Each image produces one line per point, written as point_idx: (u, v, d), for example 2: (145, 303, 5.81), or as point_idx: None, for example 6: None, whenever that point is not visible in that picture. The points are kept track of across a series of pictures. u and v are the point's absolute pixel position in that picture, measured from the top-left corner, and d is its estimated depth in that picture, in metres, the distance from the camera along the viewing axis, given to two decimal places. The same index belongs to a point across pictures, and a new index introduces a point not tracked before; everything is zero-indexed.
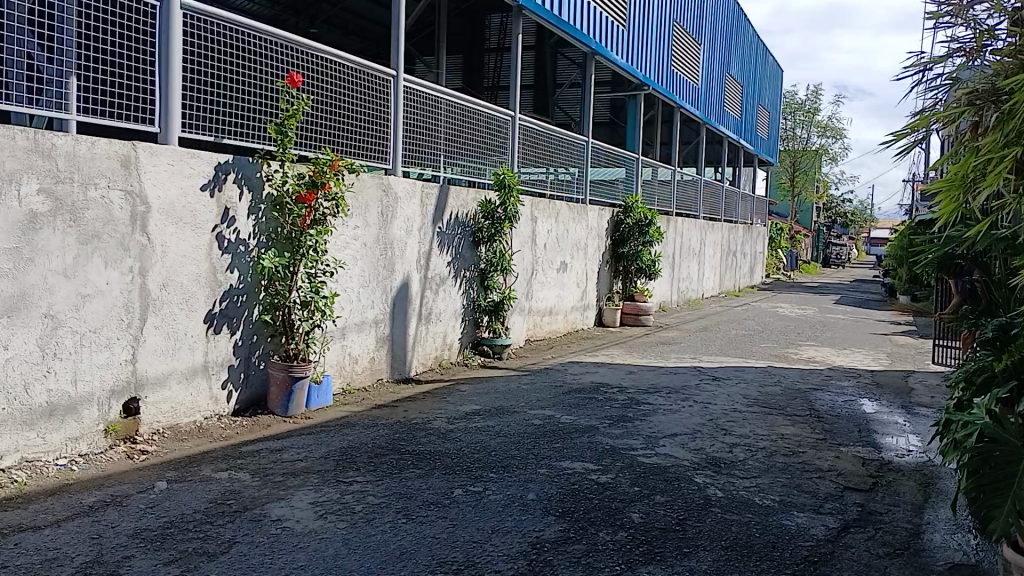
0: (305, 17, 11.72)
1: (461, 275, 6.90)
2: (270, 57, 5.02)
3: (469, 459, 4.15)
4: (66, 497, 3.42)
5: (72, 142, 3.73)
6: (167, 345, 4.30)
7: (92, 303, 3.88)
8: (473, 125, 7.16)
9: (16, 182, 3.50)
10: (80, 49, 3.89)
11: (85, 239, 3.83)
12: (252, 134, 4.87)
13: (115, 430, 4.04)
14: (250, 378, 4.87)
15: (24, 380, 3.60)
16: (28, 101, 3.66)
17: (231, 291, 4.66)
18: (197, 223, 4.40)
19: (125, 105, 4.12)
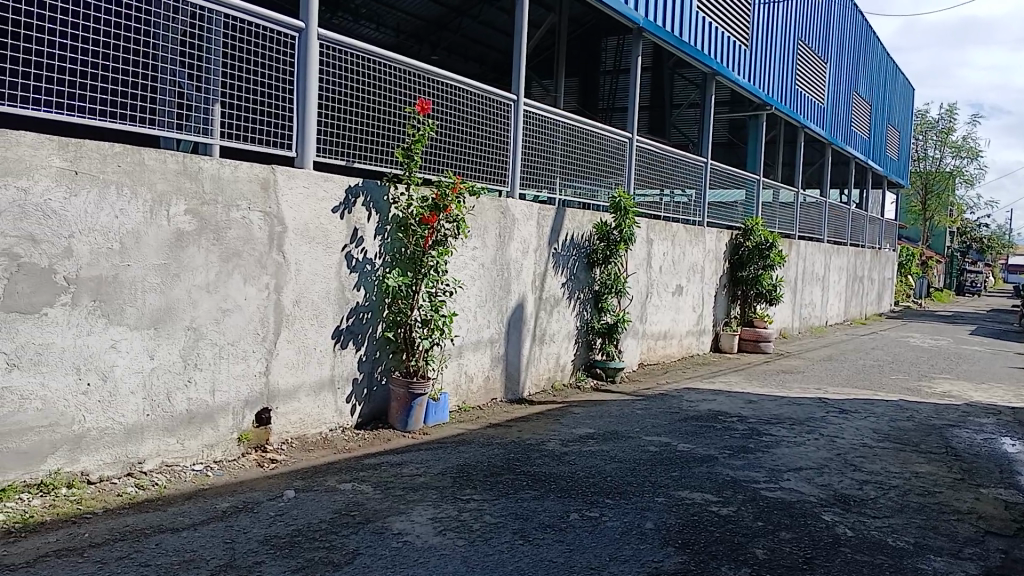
0: (428, 45, 12.16)
1: (576, 296, 6.90)
2: (399, 84, 5.21)
3: (585, 483, 4.11)
4: (202, 501, 3.62)
5: (218, 165, 3.99)
6: (297, 359, 4.49)
7: (232, 317, 4.12)
8: (591, 147, 7.17)
9: (166, 203, 3.78)
10: (224, 78, 4.17)
11: (227, 256, 4.07)
12: (380, 158, 5.06)
13: (248, 438, 4.26)
14: (372, 393, 5.01)
15: (167, 389, 3.86)
16: (175, 127, 3.97)
17: (357, 309, 4.83)
18: (329, 242, 4.60)
19: (265, 131, 4.38)
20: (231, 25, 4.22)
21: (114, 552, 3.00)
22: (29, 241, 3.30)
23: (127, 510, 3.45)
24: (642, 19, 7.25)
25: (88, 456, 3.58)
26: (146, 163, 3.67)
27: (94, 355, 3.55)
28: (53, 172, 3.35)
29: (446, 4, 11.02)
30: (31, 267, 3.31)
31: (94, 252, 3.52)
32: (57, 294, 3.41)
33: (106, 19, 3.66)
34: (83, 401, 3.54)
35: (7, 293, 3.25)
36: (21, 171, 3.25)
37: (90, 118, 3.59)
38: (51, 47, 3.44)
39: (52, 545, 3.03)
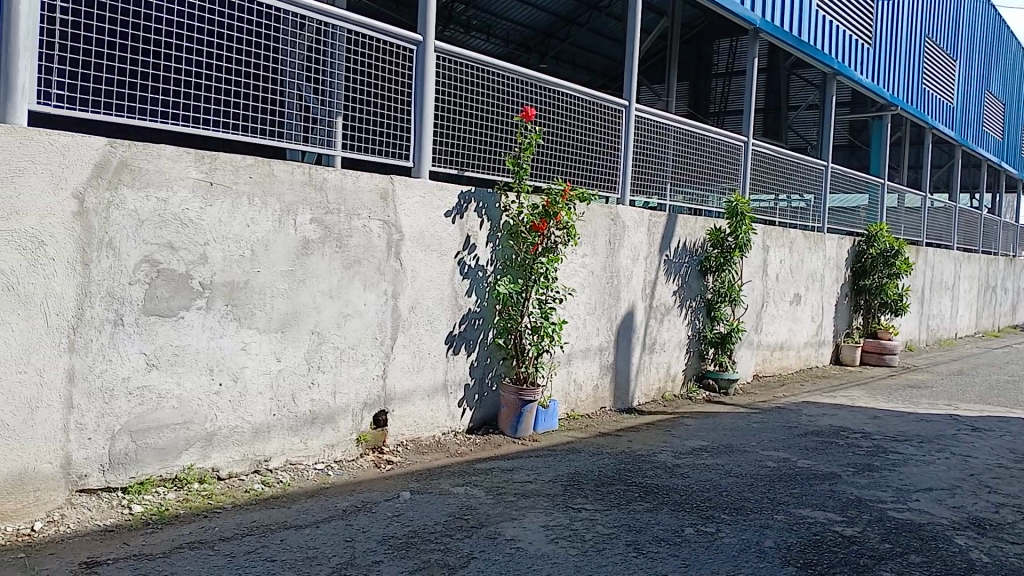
0: (536, 53, 12.29)
1: (688, 305, 6.77)
2: (511, 93, 5.27)
3: (699, 497, 4.01)
4: (323, 499, 3.75)
5: (340, 176, 4.16)
6: (413, 363, 4.60)
7: (352, 322, 4.26)
8: (703, 152, 7.03)
9: (293, 213, 3.96)
10: (346, 91, 4.33)
11: (348, 263, 4.22)
12: (492, 167, 5.13)
13: (366, 440, 4.39)
14: (483, 398, 5.07)
15: (292, 390, 4.03)
16: (300, 139, 4.15)
17: (469, 315, 4.90)
18: (443, 250, 4.69)
19: (383, 142, 4.52)
20: (352, 39, 4.39)
21: (242, 546, 3.15)
22: (168, 249, 3.54)
23: (253, 505, 3.62)
24: (758, 20, 7.04)
25: (219, 453, 3.79)
26: (274, 175, 3.87)
27: (226, 356, 3.77)
28: (190, 184, 3.58)
29: (553, 12, 11.12)
30: (169, 273, 3.55)
31: (228, 258, 3.73)
32: (192, 298, 3.64)
33: (238, 37, 3.87)
34: (215, 400, 3.75)
35: (148, 297, 3.50)
36: (161, 182, 3.49)
37: (222, 131, 3.82)
38: (188, 65, 3.68)
39: (185, 537, 3.22)
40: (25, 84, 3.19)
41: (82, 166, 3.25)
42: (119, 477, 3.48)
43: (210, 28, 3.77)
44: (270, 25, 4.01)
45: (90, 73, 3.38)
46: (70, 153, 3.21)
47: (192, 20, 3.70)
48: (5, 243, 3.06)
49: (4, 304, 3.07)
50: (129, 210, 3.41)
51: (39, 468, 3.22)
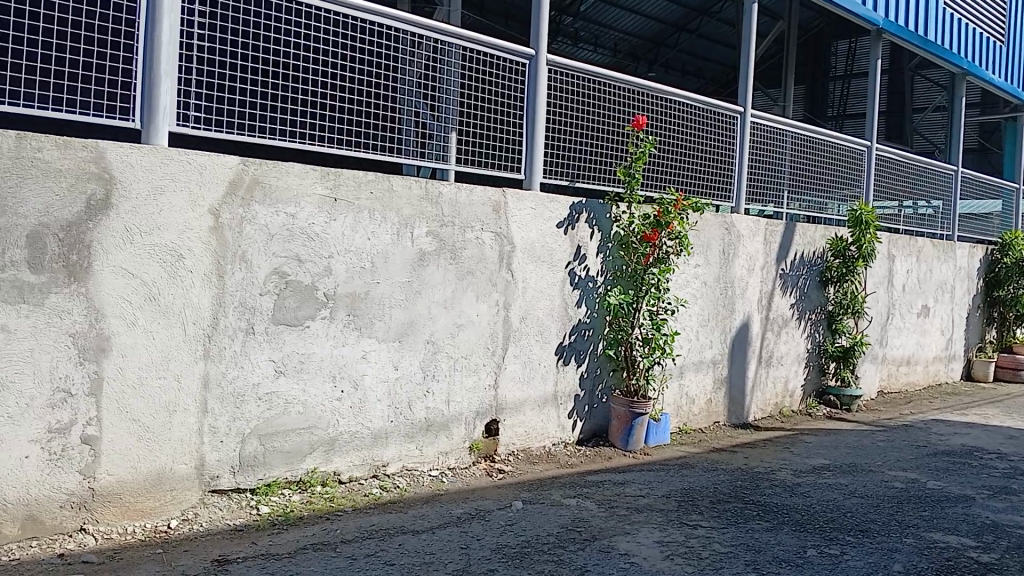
0: (645, 62, 12.26)
1: (807, 317, 6.51)
2: (624, 103, 5.26)
3: (821, 517, 3.85)
4: (438, 506, 3.83)
5: (455, 190, 4.26)
6: (524, 373, 4.63)
7: (466, 332, 4.34)
8: (822, 158, 6.78)
9: (411, 226, 4.10)
10: (459, 107, 4.45)
11: (462, 274, 4.31)
12: (605, 178, 5.12)
13: (478, 448, 4.45)
14: (593, 410, 5.05)
15: (409, 397, 4.14)
16: (415, 154, 4.30)
17: (579, 326, 4.90)
18: (554, 261, 4.72)
19: (495, 155, 4.61)
20: (465, 56, 4.52)
21: (362, 549, 3.25)
22: (296, 261, 3.74)
23: (372, 509, 3.74)
24: (881, 20, 6.75)
25: (340, 457, 3.93)
26: (393, 189, 4.01)
27: (348, 364, 3.92)
28: (316, 200, 3.78)
29: (662, 20, 11.13)
30: (296, 284, 3.74)
31: (350, 270, 3.90)
32: (317, 308, 3.81)
33: (358, 58, 4.06)
34: (337, 406, 3.90)
35: (277, 308, 3.70)
36: (289, 199, 3.70)
37: (343, 148, 3.99)
38: (313, 86, 3.88)
39: (308, 539, 3.35)
40: (166, 107, 3.45)
41: (217, 185, 3.49)
42: (248, 479, 3.66)
43: (334, 50, 3.97)
44: (388, 45, 4.19)
45: (224, 96, 3.62)
46: (207, 172, 3.46)
47: (317, 42, 3.90)
48: (148, 257, 3.32)
49: (147, 314, 3.33)
50: (261, 225, 3.63)
51: (175, 468, 3.45)
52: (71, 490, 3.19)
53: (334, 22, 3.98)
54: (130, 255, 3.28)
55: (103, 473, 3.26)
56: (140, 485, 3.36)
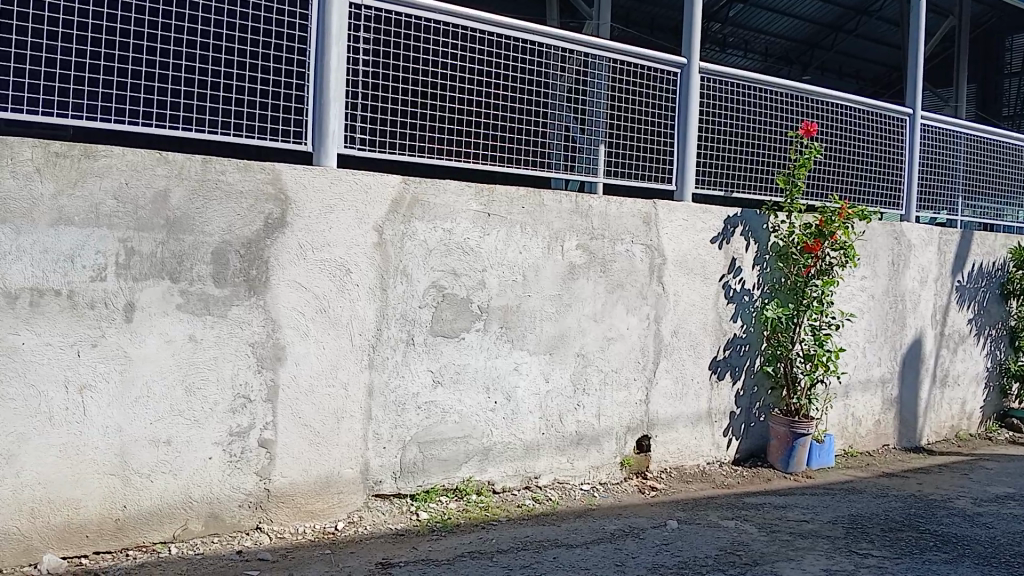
0: (799, 66, 11.81)
1: (986, 334, 5.99)
2: (784, 109, 5.07)
3: (1011, 552, 3.50)
4: (590, 520, 3.80)
5: (605, 203, 4.25)
6: (676, 389, 4.53)
7: (616, 345, 4.30)
8: (1001, 160, 6.26)
9: (561, 239, 4.12)
10: (608, 120, 4.46)
11: (612, 287, 4.29)
12: (762, 187, 4.96)
13: (630, 464, 4.39)
14: (750, 429, 4.86)
15: (560, 410, 4.15)
16: (564, 167, 4.35)
17: (735, 341, 4.74)
18: (707, 273, 4.60)
19: (643, 167, 4.58)
20: (616, 68, 4.51)
21: (518, 560, 3.28)
22: (452, 275, 3.85)
23: (526, 521, 3.77)
24: None
25: (494, 467, 3.99)
26: (544, 204, 4.05)
27: (501, 375, 3.98)
28: (471, 215, 3.88)
29: (817, 22, 10.68)
30: (453, 297, 3.85)
31: (503, 283, 3.97)
32: (472, 320, 3.91)
33: (509, 75, 4.17)
34: (491, 417, 3.97)
35: (435, 319, 3.82)
36: (447, 215, 3.82)
37: (494, 164, 4.11)
38: (467, 105, 4.02)
39: (466, 546, 3.41)
40: (335, 130, 3.67)
41: (380, 203, 3.66)
42: (408, 485, 3.79)
43: (486, 69, 4.10)
44: (538, 61, 4.28)
45: (386, 117, 3.81)
46: (371, 190, 3.64)
47: (470, 62, 4.05)
48: (318, 272, 3.53)
49: (317, 325, 3.53)
50: (419, 240, 3.77)
51: (342, 472, 3.62)
52: (249, 490, 3.42)
53: (487, 42, 4.12)
54: (302, 270, 3.50)
55: (277, 475, 3.47)
56: (310, 488, 3.55)
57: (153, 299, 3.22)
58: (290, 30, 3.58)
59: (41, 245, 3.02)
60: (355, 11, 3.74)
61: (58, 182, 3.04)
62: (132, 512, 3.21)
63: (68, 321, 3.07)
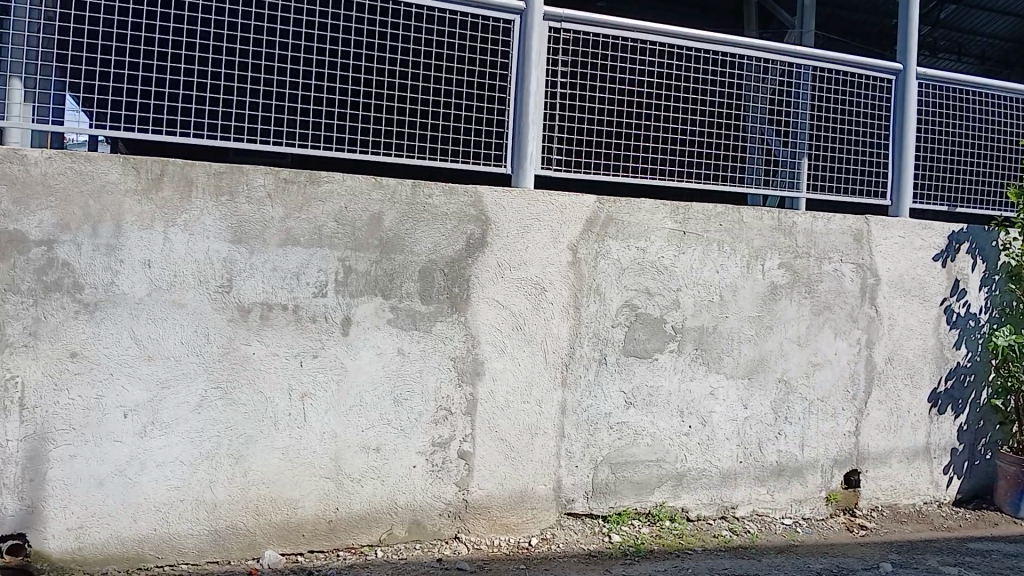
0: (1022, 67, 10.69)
1: None
2: (1012, 115, 4.64)
3: None
4: (794, 558, 3.60)
5: (811, 219, 4.02)
6: (890, 422, 4.18)
7: (822, 372, 4.05)
8: None
9: (762, 258, 3.94)
10: (813, 131, 4.27)
11: (818, 310, 4.04)
12: (985, 201, 4.58)
13: (836, 499, 4.11)
14: (975, 467, 4.40)
15: (760, 439, 3.97)
16: (763, 182, 4.19)
17: (958, 370, 4.31)
18: (926, 295, 4.23)
19: (850, 180, 4.32)
20: (822, 76, 4.30)
21: None
22: (646, 294, 3.79)
23: (724, 553, 3.63)
24: None
25: (689, 494, 3.88)
26: (744, 221, 3.91)
27: (696, 400, 3.87)
28: (667, 233, 3.81)
29: None
30: (647, 317, 3.79)
31: (699, 303, 3.86)
32: (666, 341, 3.82)
33: (708, 88, 4.08)
34: (686, 442, 3.86)
35: (628, 339, 3.77)
36: (641, 234, 3.78)
37: (689, 180, 4.05)
38: (662, 122, 4.00)
39: None
40: (533, 153, 3.79)
41: (577, 222, 3.69)
42: (601, 506, 3.76)
43: (685, 84, 4.05)
44: (738, 73, 4.14)
45: (581, 138, 3.88)
46: (567, 211, 3.67)
47: (668, 78, 4.02)
48: (515, 290, 3.61)
49: (514, 342, 3.60)
50: (614, 259, 3.75)
51: (536, 489, 3.66)
52: (448, 500, 3.55)
53: (685, 58, 4.07)
54: (501, 288, 3.59)
55: (475, 487, 3.57)
56: (506, 502, 3.62)
57: (366, 314, 3.43)
58: (492, 58, 3.76)
59: (270, 264, 3.32)
60: (554, 35, 3.86)
61: (287, 207, 3.33)
62: (342, 515, 3.43)
63: (292, 333, 3.34)
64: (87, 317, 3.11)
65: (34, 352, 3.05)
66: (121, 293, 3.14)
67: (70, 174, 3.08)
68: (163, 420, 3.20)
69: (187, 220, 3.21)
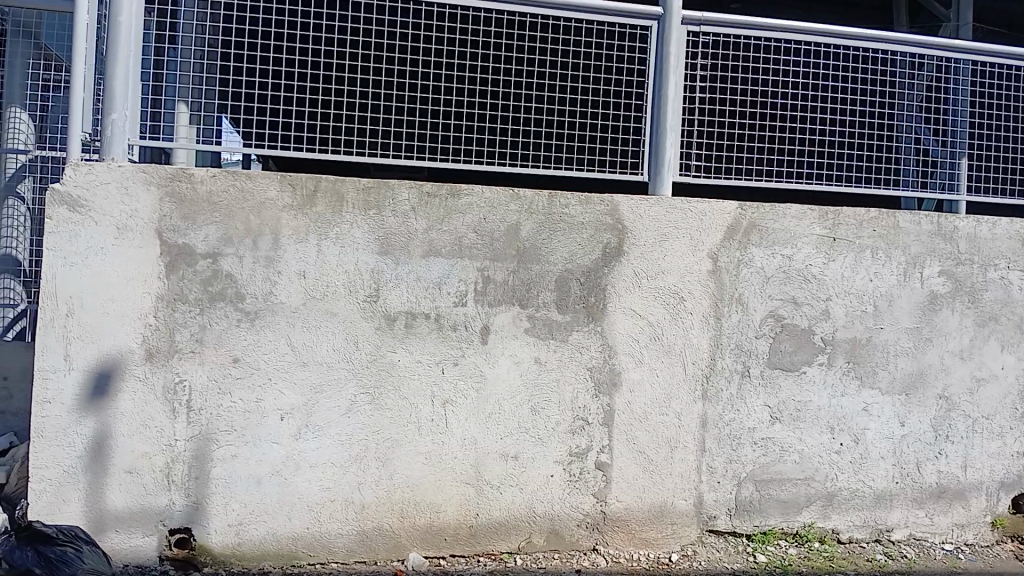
0: None
1: None
2: None
3: None
4: None
5: (975, 224, 3.74)
6: None
7: (987, 388, 3.78)
8: None
9: (920, 265, 3.71)
10: (972, 130, 4.00)
11: (983, 321, 3.77)
12: None
13: (1003, 524, 3.84)
14: None
15: (918, 458, 3.75)
16: (917, 186, 3.98)
17: None
18: None
19: (1015, 180, 4.03)
20: (983, 71, 4.00)
21: None
22: (792, 304, 3.64)
23: None
24: None
25: (840, 515, 3.70)
26: (900, 226, 3.68)
27: (848, 416, 3.68)
28: (815, 240, 3.64)
29: None
30: (793, 328, 3.64)
31: (850, 314, 3.67)
32: (815, 354, 3.65)
33: (857, 87, 3.89)
34: (837, 460, 3.68)
35: (774, 351, 3.63)
36: (786, 241, 3.63)
37: (837, 184, 3.87)
38: (807, 124, 3.85)
39: None
40: (671, 159, 3.72)
41: (717, 229, 3.58)
42: (744, 524, 3.63)
43: (832, 84, 3.88)
44: (889, 71, 3.92)
45: (722, 143, 3.77)
46: (707, 218, 3.57)
47: (814, 78, 3.86)
48: (654, 299, 3.54)
49: (652, 352, 3.54)
50: (757, 267, 3.61)
51: (676, 503, 3.57)
52: (586, 511, 3.52)
53: (834, 56, 3.89)
54: (639, 297, 3.53)
55: (613, 499, 3.53)
56: (646, 516, 3.55)
57: (504, 323, 3.46)
58: (630, 65, 3.71)
59: (414, 274, 3.41)
60: (693, 38, 3.77)
61: (429, 219, 3.42)
62: (482, 521, 3.47)
63: (435, 341, 3.42)
64: (248, 324, 3.30)
65: (201, 357, 3.26)
66: (278, 302, 3.31)
67: (232, 191, 3.28)
68: (315, 423, 3.34)
69: (337, 232, 3.35)
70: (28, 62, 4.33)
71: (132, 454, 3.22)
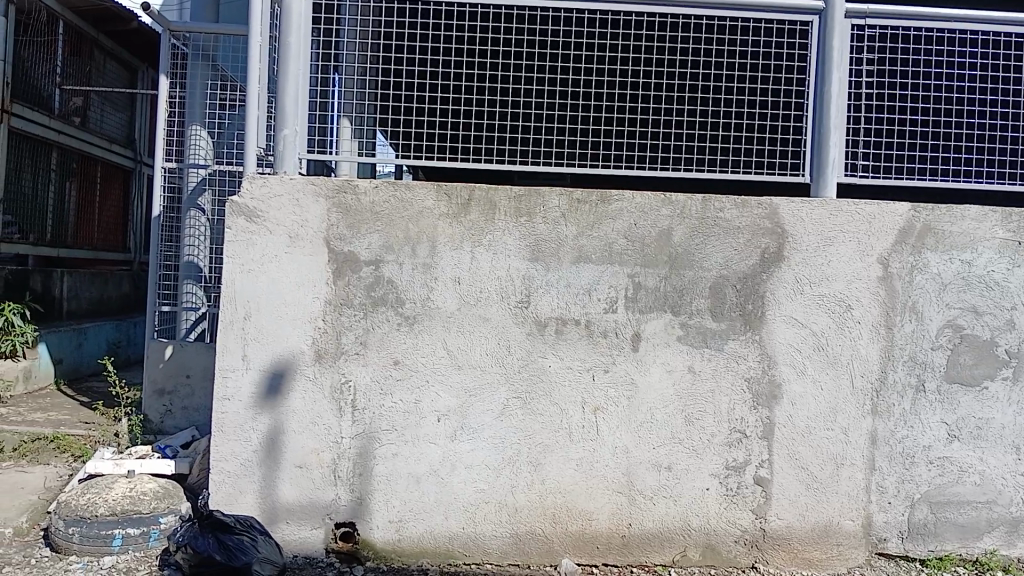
0: None
1: None
2: None
3: None
4: None
5: None
6: None
7: None
8: None
9: None
10: None
11: None
12: None
13: None
14: None
15: None
16: None
17: None
18: None
19: None
20: None
21: None
22: (972, 313, 3.40)
23: None
24: None
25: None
26: None
27: None
28: (998, 244, 3.39)
29: None
30: (973, 339, 3.40)
31: None
32: (998, 367, 3.41)
33: None
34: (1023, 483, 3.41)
35: (951, 363, 3.40)
36: (965, 245, 3.39)
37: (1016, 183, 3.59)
38: (983, 119, 3.58)
39: None
40: (835, 159, 3.53)
41: (887, 233, 3.37)
42: (918, 548, 3.41)
43: (1011, 76, 3.59)
44: None
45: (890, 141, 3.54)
46: (876, 221, 3.37)
47: (992, 69, 3.57)
48: (818, 307, 3.38)
49: (816, 363, 3.38)
50: (933, 273, 3.39)
51: (842, 524, 3.39)
52: (745, 527, 3.40)
53: (1013, 45, 3.59)
54: (800, 305, 3.38)
55: (774, 516, 3.39)
56: (809, 535, 3.39)
57: (656, 330, 3.40)
58: (789, 62, 3.58)
59: (566, 280, 3.41)
60: (858, 32, 3.55)
61: (579, 226, 3.41)
62: (635, 531, 3.42)
63: (586, 348, 3.40)
64: (408, 328, 3.41)
65: (364, 359, 3.40)
66: (435, 307, 3.40)
67: (393, 201, 3.40)
68: (471, 425, 3.41)
69: (491, 239, 3.40)
70: (207, 83, 4.70)
71: (303, 450, 3.39)
